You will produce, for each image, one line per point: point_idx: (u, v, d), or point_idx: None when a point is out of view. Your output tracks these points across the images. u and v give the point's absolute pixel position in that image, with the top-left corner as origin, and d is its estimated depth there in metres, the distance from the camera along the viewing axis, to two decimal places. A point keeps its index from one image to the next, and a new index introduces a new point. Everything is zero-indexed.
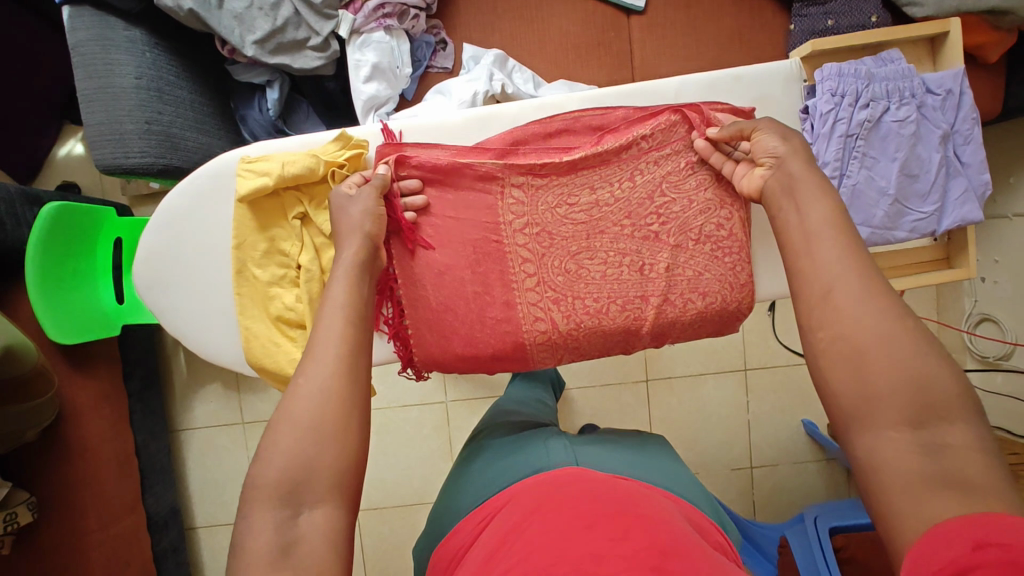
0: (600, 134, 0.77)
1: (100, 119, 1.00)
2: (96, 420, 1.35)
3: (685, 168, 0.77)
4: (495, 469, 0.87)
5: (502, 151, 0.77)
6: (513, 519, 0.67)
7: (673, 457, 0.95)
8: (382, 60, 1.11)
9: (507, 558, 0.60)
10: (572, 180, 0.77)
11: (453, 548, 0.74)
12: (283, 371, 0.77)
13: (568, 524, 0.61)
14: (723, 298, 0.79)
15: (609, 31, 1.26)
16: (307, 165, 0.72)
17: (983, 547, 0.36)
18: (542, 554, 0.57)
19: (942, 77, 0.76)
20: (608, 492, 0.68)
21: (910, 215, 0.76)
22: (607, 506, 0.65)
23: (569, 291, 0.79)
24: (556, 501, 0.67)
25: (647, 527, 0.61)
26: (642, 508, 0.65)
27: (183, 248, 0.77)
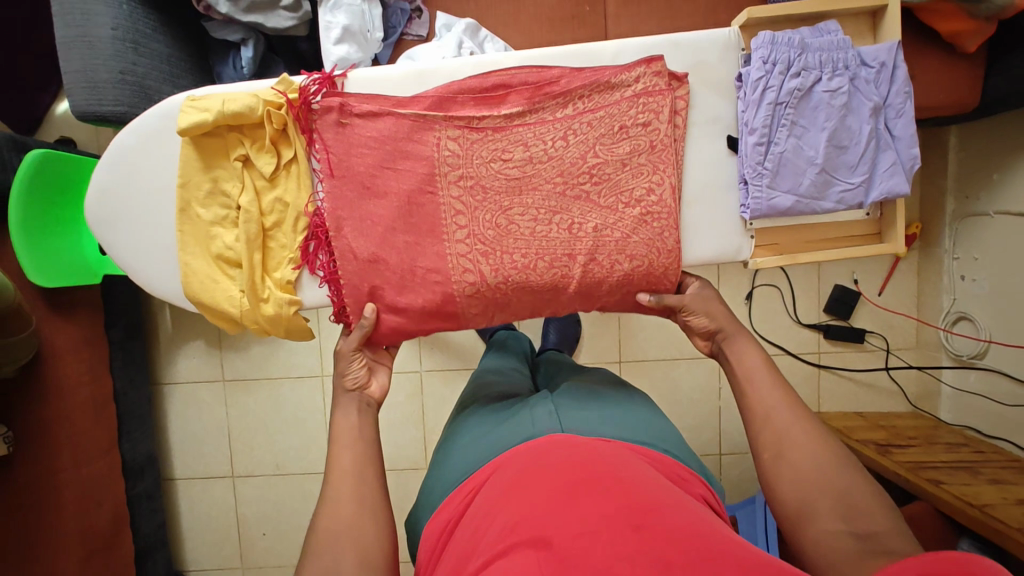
0: (536, 93, 0.79)
1: (76, 68, 1.04)
2: (73, 363, 1.41)
3: (616, 133, 0.78)
4: (485, 438, 0.88)
5: (438, 102, 0.80)
6: (495, 494, 0.69)
7: (652, 414, 0.94)
8: (353, 23, 1.13)
9: (497, 526, 0.62)
10: (507, 136, 0.79)
11: (442, 522, 0.76)
12: (220, 307, 0.80)
13: (550, 493, 0.63)
14: (650, 262, 0.80)
15: (584, 6, 1.27)
16: (248, 105, 0.75)
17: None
18: (526, 523, 0.59)
19: (876, 50, 0.76)
20: (585, 456, 0.70)
21: (837, 185, 0.77)
22: (583, 470, 0.66)
23: (498, 245, 0.80)
24: (534, 470, 0.69)
25: (622, 485, 0.63)
26: (619, 468, 0.67)
27: (131, 185, 0.81)
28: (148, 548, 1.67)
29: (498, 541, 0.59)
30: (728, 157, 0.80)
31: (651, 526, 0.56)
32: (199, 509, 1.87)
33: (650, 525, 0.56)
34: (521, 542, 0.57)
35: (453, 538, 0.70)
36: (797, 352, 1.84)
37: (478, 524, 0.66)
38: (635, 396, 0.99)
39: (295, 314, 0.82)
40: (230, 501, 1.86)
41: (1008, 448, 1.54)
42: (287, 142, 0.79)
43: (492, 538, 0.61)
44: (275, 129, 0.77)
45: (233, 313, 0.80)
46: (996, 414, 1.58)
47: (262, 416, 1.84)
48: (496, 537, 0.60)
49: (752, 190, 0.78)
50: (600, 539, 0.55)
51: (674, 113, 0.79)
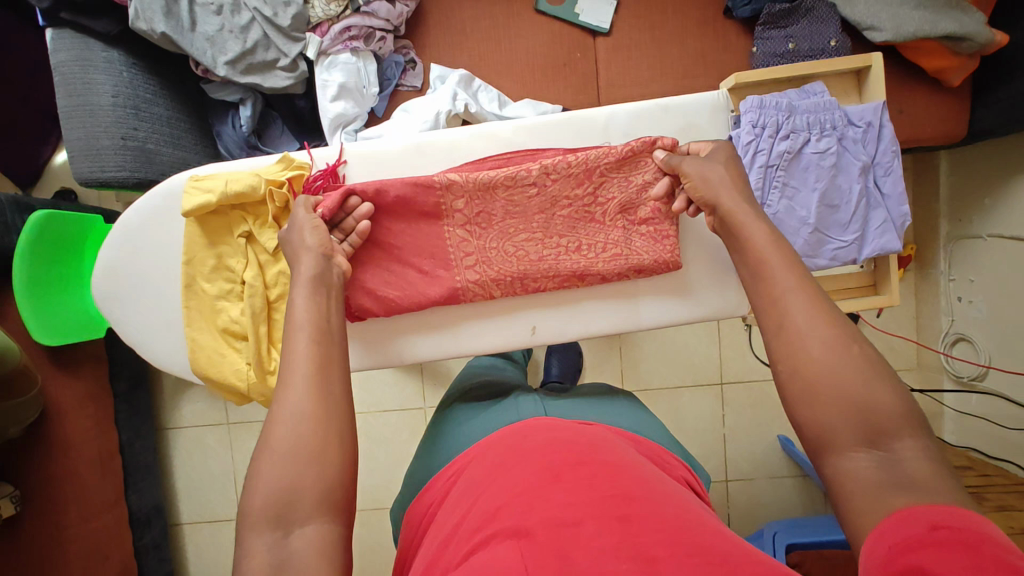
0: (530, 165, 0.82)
1: (79, 136, 1.06)
2: (79, 419, 1.41)
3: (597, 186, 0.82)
4: (474, 424, 0.99)
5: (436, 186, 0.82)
6: (482, 480, 0.71)
7: (639, 414, 1.01)
8: (349, 80, 1.16)
9: (482, 502, 0.65)
10: (500, 201, 0.82)
11: (430, 498, 0.83)
12: (227, 381, 0.81)
13: (535, 474, 0.66)
14: (643, 268, 0.83)
15: (576, 52, 1.30)
16: (249, 184, 0.77)
17: (937, 528, 0.42)
18: (509, 508, 0.61)
19: (862, 110, 0.78)
20: (571, 441, 0.73)
21: (830, 243, 0.78)
22: (572, 455, 0.69)
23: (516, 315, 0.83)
24: (517, 455, 0.72)
25: (608, 472, 0.66)
26: (604, 455, 0.70)
27: (136, 262, 0.82)
28: None
29: (477, 528, 0.61)
30: None
31: (638, 516, 0.58)
32: (206, 552, 1.86)
33: (638, 515, 0.58)
34: (499, 529, 0.59)
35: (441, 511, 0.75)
36: None
37: (463, 509, 0.68)
38: (620, 399, 1.06)
39: None
40: (238, 544, 1.85)
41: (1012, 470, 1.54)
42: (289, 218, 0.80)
43: (479, 512, 0.64)
44: (277, 207, 0.78)
45: (241, 387, 0.81)
46: (999, 436, 1.59)
47: None
48: (475, 523, 0.63)
49: None
50: (584, 528, 0.56)
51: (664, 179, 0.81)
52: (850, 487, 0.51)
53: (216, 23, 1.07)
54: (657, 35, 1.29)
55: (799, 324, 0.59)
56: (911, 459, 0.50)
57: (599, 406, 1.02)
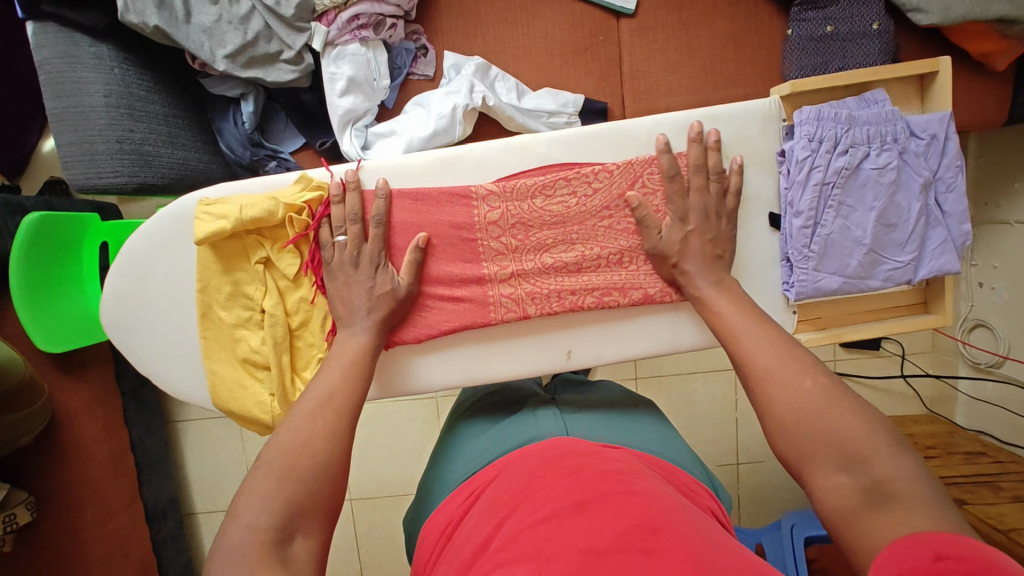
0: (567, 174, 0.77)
1: (71, 140, 0.99)
2: (89, 422, 1.38)
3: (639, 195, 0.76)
4: (486, 440, 0.90)
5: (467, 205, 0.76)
6: (506, 496, 0.68)
7: (663, 433, 0.95)
8: (358, 72, 1.08)
9: (499, 536, 0.61)
10: (559, 202, 0.77)
11: (441, 522, 0.76)
12: (249, 413, 0.77)
13: (561, 502, 0.61)
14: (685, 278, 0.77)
15: (597, 35, 1.22)
16: (266, 209, 0.71)
17: (942, 559, 0.38)
18: (531, 535, 0.58)
19: (926, 122, 0.73)
20: (598, 468, 0.67)
21: (885, 264, 0.74)
22: (599, 483, 0.63)
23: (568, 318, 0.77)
24: (545, 474, 0.68)
25: (637, 501, 0.60)
26: (634, 483, 0.64)
27: (146, 290, 0.77)
28: None
29: (498, 549, 0.58)
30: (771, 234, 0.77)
31: (660, 547, 0.52)
32: None
33: (667, 545, 0.53)
34: (521, 550, 0.56)
35: (452, 542, 0.69)
36: None
37: (485, 525, 0.65)
38: (640, 417, 0.97)
39: None
40: None
41: None
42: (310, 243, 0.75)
43: (498, 543, 0.60)
44: (297, 233, 0.73)
45: (265, 419, 0.77)
46: (1013, 423, 1.60)
47: None
48: (501, 543, 0.59)
49: (796, 271, 0.75)
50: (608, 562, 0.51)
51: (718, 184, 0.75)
52: (831, 511, 0.54)
53: (213, 14, 0.99)
54: (685, 17, 1.21)
55: (753, 352, 0.65)
56: (887, 477, 0.52)
57: (623, 422, 0.95)
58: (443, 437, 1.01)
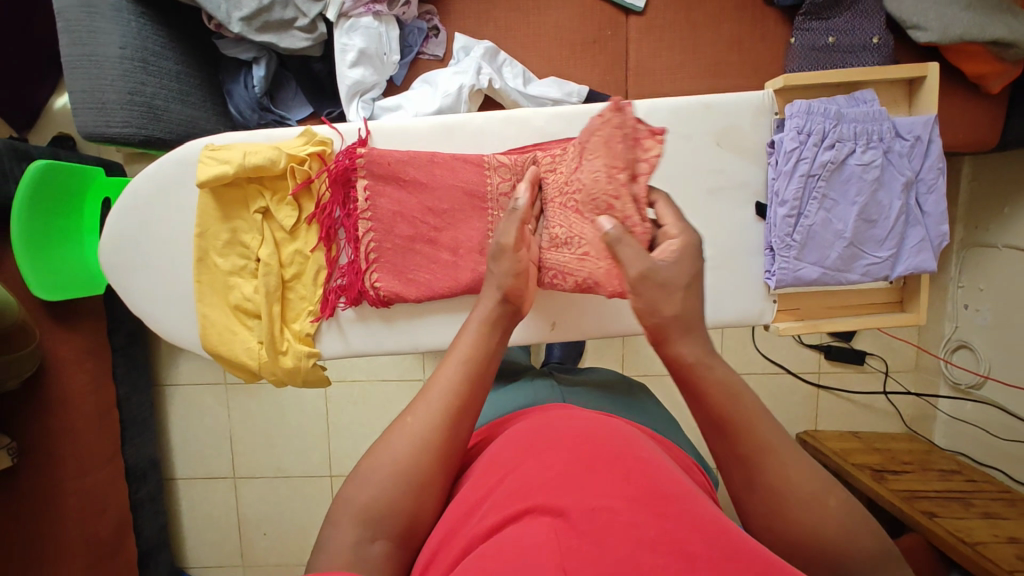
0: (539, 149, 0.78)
1: (83, 88, 1.01)
2: (77, 373, 1.39)
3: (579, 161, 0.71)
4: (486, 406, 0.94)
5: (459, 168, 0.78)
6: (503, 456, 0.63)
7: (654, 409, 0.99)
8: (370, 45, 1.10)
9: (496, 494, 0.56)
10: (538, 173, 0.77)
11: None
12: (237, 359, 0.79)
13: (567, 462, 0.56)
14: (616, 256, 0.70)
15: (606, 29, 1.25)
16: (269, 158, 0.74)
17: None
18: (535, 490, 0.53)
19: (911, 123, 0.76)
20: (601, 431, 0.63)
21: (864, 259, 0.77)
22: (605, 444, 0.59)
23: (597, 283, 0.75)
24: (546, 435, 0.63)
25: (645, 468, 0.55)
26: (638, 447, 0.60)
27: (144, 232, 0.79)
28: (150, 549, 1.69)
29: (495, 509, 0.53)
30: (756, 223, 0.80)
31: (674, 513, 0.49)
32: (201, 508, 1.88)
33: (673, 515, 0.48)
34: (530, 504, 0.51)
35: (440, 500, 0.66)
36: (797, 371, 1.83)
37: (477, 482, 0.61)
38: (639, 399, 1.00)
39: (314, 366, 0.81)
40: (231, 502, 1.87)
41: (999, 477, 1.58)
42: (310, 196, 0.78)
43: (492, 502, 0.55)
44: (298, 184, 0.76)
45: (251, 365, 0.79)
46: (989, 444, 1.62)
47: (265, 420, 1.84)
48: (503, 499, 0.54)
49: (778, 259, 0.78)
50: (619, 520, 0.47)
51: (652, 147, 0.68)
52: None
53: None
54: (693, 18, 1.24)
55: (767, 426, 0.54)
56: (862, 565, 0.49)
57: (617, 401, 0.96)
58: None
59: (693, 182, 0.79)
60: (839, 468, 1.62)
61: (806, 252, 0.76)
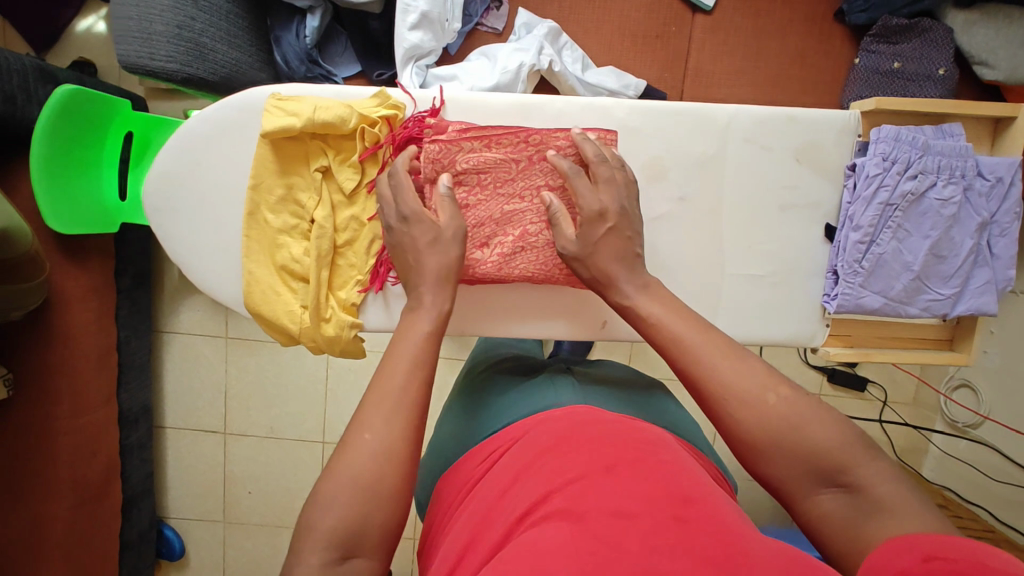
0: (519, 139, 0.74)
1: (129, 15, 0.96)
2: (82, 310, 1.35)
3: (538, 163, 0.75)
4: (504, 403, 0.91)
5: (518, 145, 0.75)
6: (529, 454, 0.67)
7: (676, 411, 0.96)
8: (433, 9, 1.06)
9: (523, 493, 0.60)
10: (525, 166, 0.75)
11: (457, 479, 0.77)
12: (278, 321, 0.76)
13: (588, 464, 0.60)
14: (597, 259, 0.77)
15: (671, 24, 1.21)
16: (340, 115, 0.70)
17: None
18: (560, 494, 0.57)
19: (996, 163, 0.74)
20: (624, 434, 0.66)
21: (927, 294, 0.76)
22: (628, 447, 0.62)
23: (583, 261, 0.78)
24: (574, 436, 0.66)
25: (669, 473, 0.58)
26: (662, 449, 0.64)
27: (195, 176, 0.75)
28: (134, 496, 1.65)
29: (524, 511, 0.58)
30: (822, 244, 0.79)
31: (693, 518, 0.52)
32: (188, 460, 1.84)
33: (693, 519, 0.52)
34: (552, 509, 0.55)
35: (473, 493, 0.69)
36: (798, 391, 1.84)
37: (506, 480, 0.65)
38: (660, 398, 0.97)
39: (354, 337, 0.78)
40: (219, 457, 1.84)
41: (984, 515, 1.61)
42: (374, 162, 0.74)
43: (521, 505, 0.59)
44: (366, 147, 0.73)
45: (292, 329, 0.76)
46: (979, 483, 1.65)
47: (263, 379, 1.81)
48: (529, 503, 0.58)
49: (842, 283, 0.77)
50: (636, 526, 0.51)
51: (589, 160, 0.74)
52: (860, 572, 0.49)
53: None
54: (760, 26, 1.21)
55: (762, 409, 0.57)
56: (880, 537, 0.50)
57: (636, 402, 0.93)
58: (454, 401, 1.00)
59: (765, 196, 0.78)
60: None
61: (866, 284, 0.76)
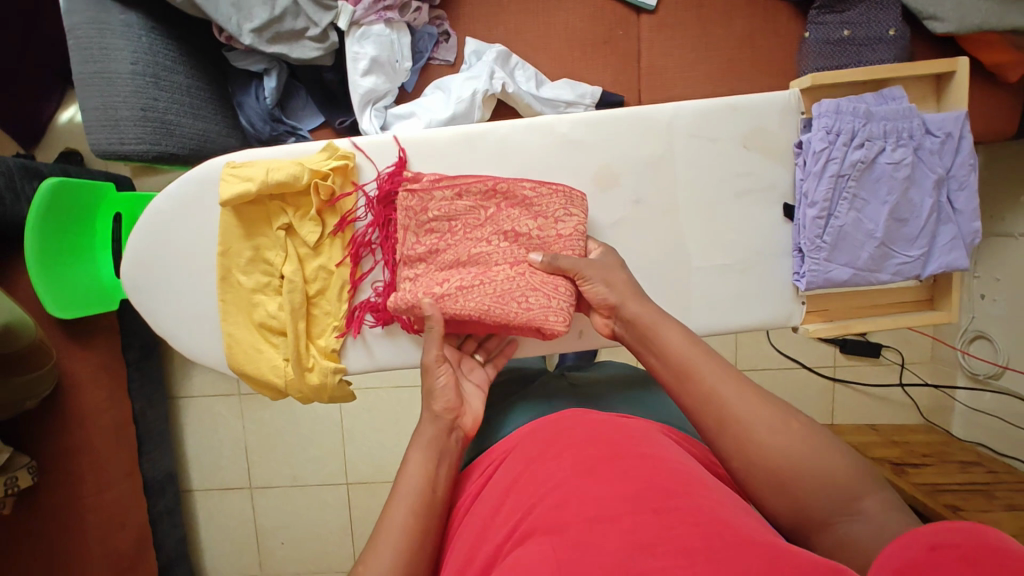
0: (491, 187, 0.76)
1: (95, 106, 1.01)
2: (93, 390, 1.39)
3: (507, 212, 0.75)
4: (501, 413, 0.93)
5: (489, 192, 0.76)
6: (518, 469, 0.67)
7: None
8: (382, 53, 1.10)
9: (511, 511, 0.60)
10: (492, 213, 0.76)
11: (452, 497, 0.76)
12: (264, 377, 0.78)
13: (572, 474, 0.60)
14: (545, 302, 0.71)
15: (617, 28, 1.23)
16: (292, 173, 0.73)
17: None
18: (545, 506, 0.57)
19: (943, 120, 0.76)
20: (608, 438, 0.65)
21: (895, 258, 0.77)
22: (611, 451, 0.62)
23: (518, 309, 0.71)
24: (559, 447, 0.66)
25: (648, 469, 0.58)
26: (646, 447, 0.63)
27: (168, 250, 0.78)
28: (170, 563, 1.68)
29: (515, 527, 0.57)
30: (784, 224, 0.79)
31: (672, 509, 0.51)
32: (219, 519, 1.87)
33: (671, 510, 0.51)
34: (536, 524, 0.55)
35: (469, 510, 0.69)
36: (812, 366, 1.82)
37: (497, 498, 0.65)
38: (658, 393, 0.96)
39: (340, 381, 0.80)
40: (248, 512, 1.86)
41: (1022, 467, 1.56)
42: (333, 212, 0.77)
43: (511, 520, 0.58)
44: (322, 200, 0.75)
45: (278, 383, 0.78)
46: (1010, 434, 1.60)
47: (280, 430, 1.84)
48: (518, 517, 0.58)
49: (808, 261, 0.77)
50: (617, 526, 0.51)
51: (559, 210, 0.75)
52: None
53: None
54: (704, 16, 1.23)
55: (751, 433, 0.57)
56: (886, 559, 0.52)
57: (637, 399, 0.93)
58: None
59: (719, 186, 0.78)
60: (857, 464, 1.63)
61: (830, 255, 0.76)
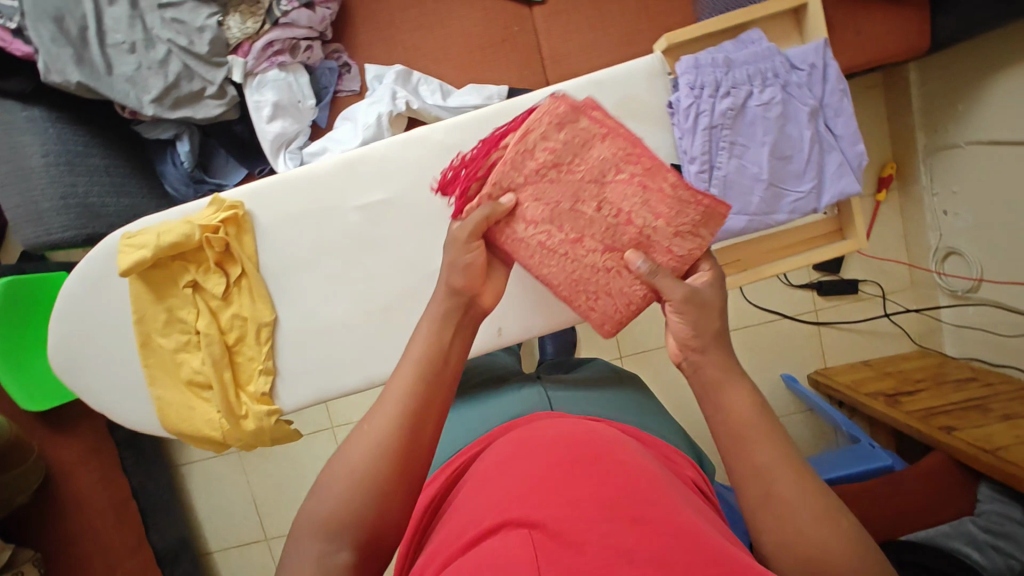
0: (628, 163, 0.64)
1: (16, 204, 1.04)
2: (84, 474, 1.42)
3: (628, 191, 0.65)
4: (473, 418, 0.93)
5: (630, 160, 0.64)
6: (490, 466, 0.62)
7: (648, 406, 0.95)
8: (282, 97, 1.13)
9: (482, 504, 0.55)
10: (612, 185, 0.65)
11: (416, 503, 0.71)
12: (198, 428, 0.85)
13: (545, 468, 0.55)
14: (623, 294, 0.72)
15: (512, 25, 1.24)
16: (183, 234, 0.79)
17: None
18: (519, 500, 0.51)
19: (803, 54, 0.88)
20: (582, 438, 0.61)
21: (787, 195, 0.89)
22: (582, 450, 0.58)
23: (590, 284, 0.73)
24: (532, 445, 0.61)
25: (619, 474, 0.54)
26: (618, 451, 0.59)
27: (91, 327, 0.84)
28: None
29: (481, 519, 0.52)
30: None
31: (643, 522, 0.48)
32: None
33: (640, 522, 0.48)
34: (508, 516, 0.49)
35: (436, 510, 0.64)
36: (793, 315, 1.80)
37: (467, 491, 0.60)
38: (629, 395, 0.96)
39: (275, 420, 0.86)
40: (268, 564, 1.87)
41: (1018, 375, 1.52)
42: (232, 260, 0.83)
43: (480, 513, 0.53)
44: (217, 252, 0.81)
45: (215, 431, 0.85)
46: (998, 344, 1.57)
47: (283, 478, 1.85)
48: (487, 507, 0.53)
49: None
50: (593, 529, 0.47)
51: (688, 218, 0.64)
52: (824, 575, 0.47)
53: (133, 61, 1.03)
54: None
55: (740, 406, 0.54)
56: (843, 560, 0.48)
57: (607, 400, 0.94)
58: None
59: None
60: (852, 401, 1.60)
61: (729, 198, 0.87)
